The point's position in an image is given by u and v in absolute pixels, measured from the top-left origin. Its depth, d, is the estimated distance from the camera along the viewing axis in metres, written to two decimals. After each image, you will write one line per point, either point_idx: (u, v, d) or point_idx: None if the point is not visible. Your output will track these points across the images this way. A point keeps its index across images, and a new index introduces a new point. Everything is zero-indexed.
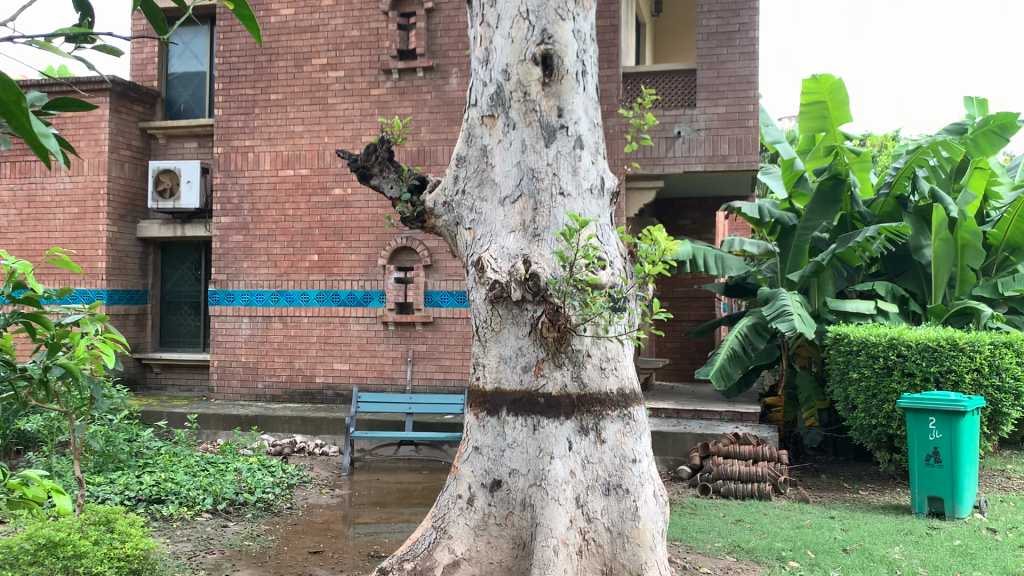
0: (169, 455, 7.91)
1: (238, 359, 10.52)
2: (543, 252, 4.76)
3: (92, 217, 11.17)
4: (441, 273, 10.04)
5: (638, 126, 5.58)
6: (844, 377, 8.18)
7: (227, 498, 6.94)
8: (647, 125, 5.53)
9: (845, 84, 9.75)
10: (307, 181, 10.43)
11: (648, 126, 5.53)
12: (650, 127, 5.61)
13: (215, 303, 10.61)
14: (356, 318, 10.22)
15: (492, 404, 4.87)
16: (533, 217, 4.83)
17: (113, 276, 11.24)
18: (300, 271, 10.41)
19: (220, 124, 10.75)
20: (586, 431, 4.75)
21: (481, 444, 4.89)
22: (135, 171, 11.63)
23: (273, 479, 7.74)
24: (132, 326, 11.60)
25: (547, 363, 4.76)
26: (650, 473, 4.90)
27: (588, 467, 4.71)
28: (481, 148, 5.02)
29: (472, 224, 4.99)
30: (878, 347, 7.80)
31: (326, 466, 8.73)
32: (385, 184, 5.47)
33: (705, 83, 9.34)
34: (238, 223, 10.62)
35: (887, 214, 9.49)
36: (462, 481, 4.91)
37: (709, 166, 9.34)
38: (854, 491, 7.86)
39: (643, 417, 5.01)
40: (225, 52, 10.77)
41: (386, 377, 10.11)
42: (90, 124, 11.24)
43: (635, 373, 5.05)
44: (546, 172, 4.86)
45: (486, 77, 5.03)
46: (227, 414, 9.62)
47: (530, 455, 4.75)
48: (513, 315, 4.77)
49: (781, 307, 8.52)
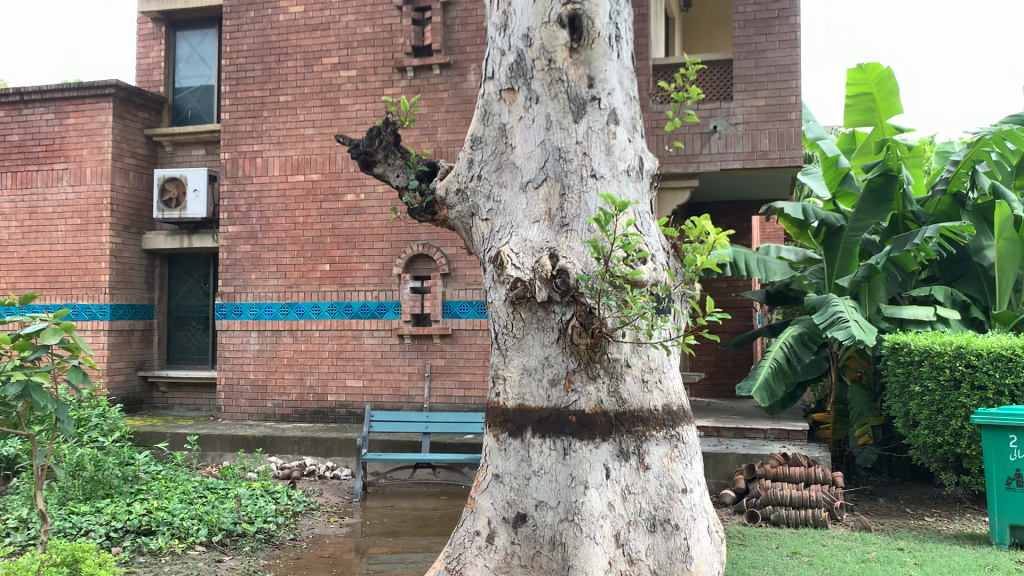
0: (166, 480, 7.28)
1: (247, 376, 9.90)
2: (573, 244, 4.11)
3: (95, 229, 10.65)
4: (460, 282, 9.37)
5: (681, 101, 4.97)
6: (904, 392, 7.43)
7: (224, 529, 6.26)
8: (693, 98, 4.89)
9: (894, 73, 9.00)
10: (318, 187, 9.83)
11: (691, 100, 4.92)
12: (695, 101, 5.02)
13: (223, 316, 10.02)
14: (370, 331, 9.59)
15: (515, 424, 4.23)
16: (560, 205, 4.18)
17: (117, 289, 10.69)
18: (310, 282, 9.79)
19: (227, 129, 10.20)
20: (627, 456, 4.12)
21: (503, 472, 4.24)
22: (140, 179, 11.12)
23: (277, 507, 7.06)
24: (137, 343, 11.05)
25: (578, 374, 4.12)
26: (702, 505, 4.26)
27: (630, 498, 4.07)
28: (499, 127, 4.37)
29: (490, 214, 4.35)
30: (943, 357, 7.01)
31: (336, 491, 8.05)
32: (391, 173, 4.87)
33: (742, 73, 8.66)
34: (246, 232, 10.04)
35: (943, 214, 8.69)
36: (481, 515, 4.25)
37: (748, 163, 8.63)
38: (919, 517, 7.07)
39: (693, 439, 4.38)
40: (232, 53, 10.23)
41: (403, 395, 9.44)
42: (93, 131, 10.74)
43: (682, 387, 4.41)
44: (575, 152, 4.22)
45: (505, 45, 4.41)
46: (233, 435, 9.01)
47: (559, 485, 4.09)
48: (539, 319, 4.13)
49: (836, 313, 7.83)
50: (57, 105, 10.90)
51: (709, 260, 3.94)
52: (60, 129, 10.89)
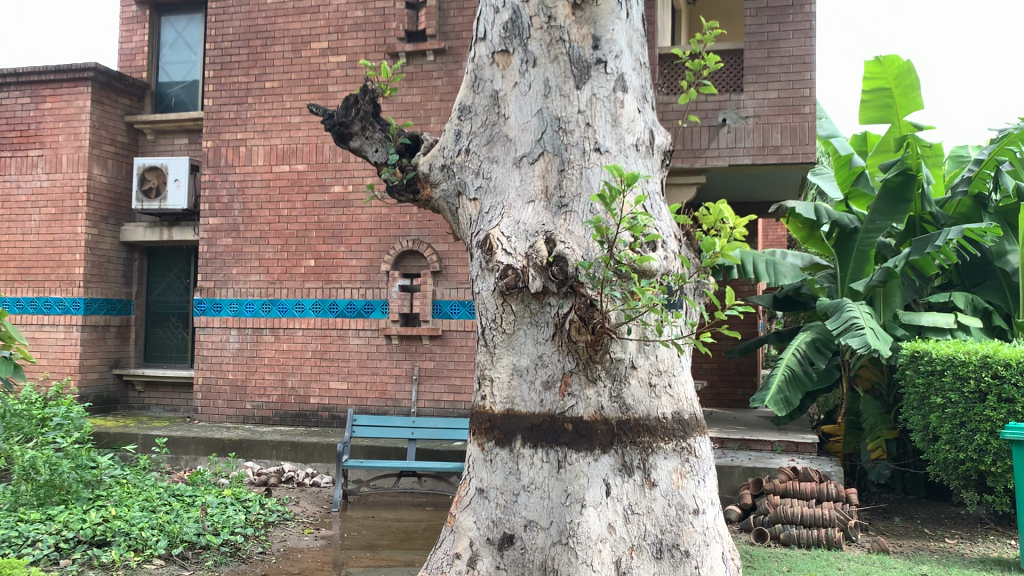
0: (129, 487, 6.77)
1: (226, 376, 9.39)
2: (572, 226, 3.67)
3: (70, 219, 10.14)
4: (451, 280, 8.86)
5: (696, 70, 4.58)
6: (924, 404, 6.92)
7: (186, 541, 5.74)
8: (711, 64, 4.44)
9: (914, 67, 8.65)
10: (304, 177, 9.34)
11: (708, 67, 4.50)
12: (713, 69, 4.62)
13: (202, 313, 9.51)
14: (356, 331, 9.08)
15: (502, 431, 3.78)
16: (558, 182, 3.74)
17: (91, 282, 10.18)
18: (294, 278, 9.29)
19: (211, 115, 9.70)
20: (630, 471, 3.66)
21: (488, 486, 3.80)
22: (120, 168, 10.61)
23: (248, 517, 6.54)
24: (113, 340, 10.54)
25: (576, 377, 3.67)
26: (716, 527, 3.81)
27: (632, 520, 3.61)
28: (492, 95, 3.95)
29: (479, 193, 3.90)
30: (968, 367, 6.51)
31: (314, 500, 7.54)
32: (369, 147, 4.50)
33: (753, 63, 8.19)
34: (227, 224, 9.54)
35: (963, 216, 8.24)
36: (462, 536, 3.80)
37: (758, 159, 8.14)
38: (939, 538, 6.57)
39: (706, 452, 3.93)
40: (217, 37, 9.73)
41: (389, 399, 8.92)
42: (70, 116, 10.24)
43: (694, 393, 3.96)
44: (576, 122, 3.78)
45: (498, 2, 4.00)
46: (208, 438, 8.51)
47: (552, 503, 3.65)
48: (532, 313, 3.68)
49: (850, 320, 7.34)
50: (34, 89, 10.41)
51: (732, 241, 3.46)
52: (36, 114, 10.39)
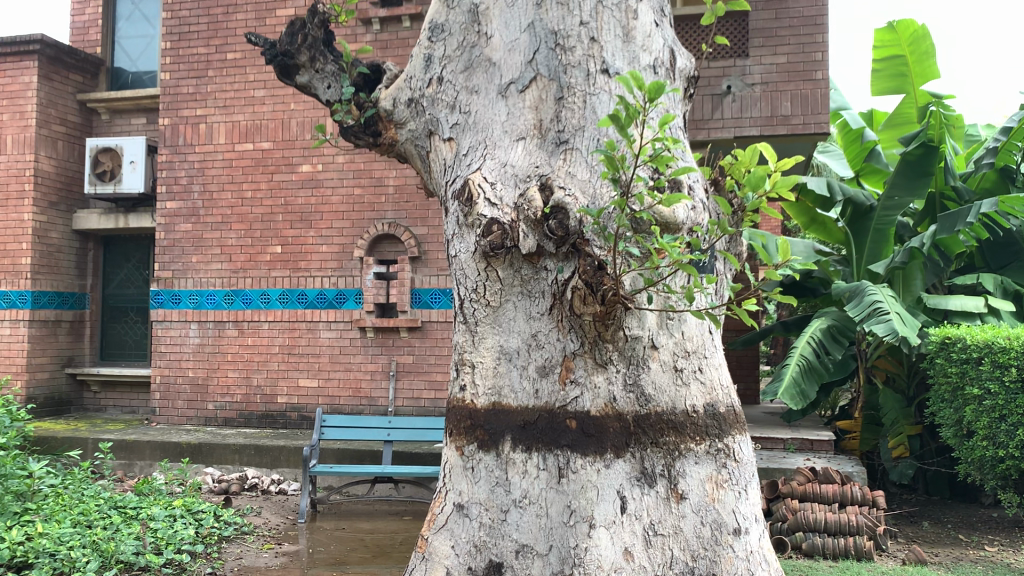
0: (65, 497, 5.98)
1: (185, 374, 8.59)
2: (573, 167, 2.98)
3: (15, 204, 9.32)
4: (431, 267, 8.09)
5: None
6: (957, 396, 6.22)
7: (122, 562, 4.97)
8: None
9: (929, 32, 7.94)
10: (269, 156, 8.56)
11: None
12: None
13: (160, 305, 8.71)
14: (327, 323, 8.30)
15: (485, 430, 3.05)
16: (555, 113, 3.06)
17: (41, 274, 9.35)
18: (259, 267, 8.50)
19: (168, 90, 8.89)
20: (651, 480, 2.94)
21: (469, 501, 3.06)
22: (71, 150, 9.78)
23: (199, 532, 5.76)
24: (65, 336, 9.71)
25: (581, 360, 2.95)
26: (761, 552, 3.07)
27: (654, 543, 2.88)
28: (471, 10, 3.28)
29: (455, 131, 3.22)
30: (1008, 354, 5.76)
31: (278, 511, 6.76)
32: (318, 83, 3.91)
33: (760, 25, 7.47)
34: (186, 209, 8.73)
35: (988, 191, 7.56)
36: (437, 563, 3.07)
37: (766, 130, 7.42)
38: (978, 546, 5.87)
39: (746, 455, 3.19)
40: (175, 4, 8.92)
41: (364, 397, 8.15)
42: (15, 93, 9.42)
43: (730, 380, 3.23)
44: (578, 37, 3.11)
45: None
46: (164, 441, 7.71)
47: (551, 522, 2.92)
48: (523, 280, 2.99)
49: (873, 305, 6.63)
50: None
51: (787, 177, 2.75)
52: None
